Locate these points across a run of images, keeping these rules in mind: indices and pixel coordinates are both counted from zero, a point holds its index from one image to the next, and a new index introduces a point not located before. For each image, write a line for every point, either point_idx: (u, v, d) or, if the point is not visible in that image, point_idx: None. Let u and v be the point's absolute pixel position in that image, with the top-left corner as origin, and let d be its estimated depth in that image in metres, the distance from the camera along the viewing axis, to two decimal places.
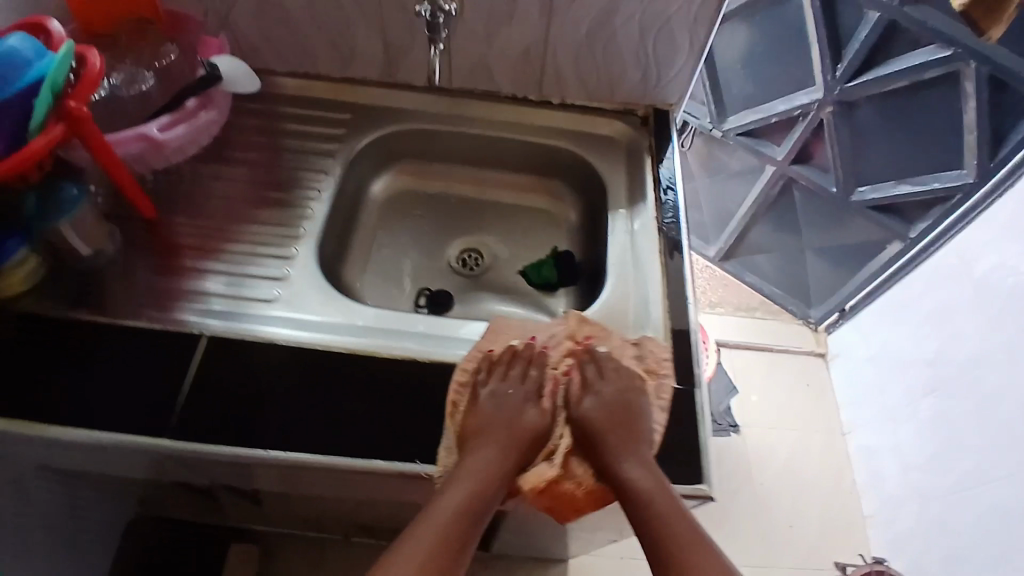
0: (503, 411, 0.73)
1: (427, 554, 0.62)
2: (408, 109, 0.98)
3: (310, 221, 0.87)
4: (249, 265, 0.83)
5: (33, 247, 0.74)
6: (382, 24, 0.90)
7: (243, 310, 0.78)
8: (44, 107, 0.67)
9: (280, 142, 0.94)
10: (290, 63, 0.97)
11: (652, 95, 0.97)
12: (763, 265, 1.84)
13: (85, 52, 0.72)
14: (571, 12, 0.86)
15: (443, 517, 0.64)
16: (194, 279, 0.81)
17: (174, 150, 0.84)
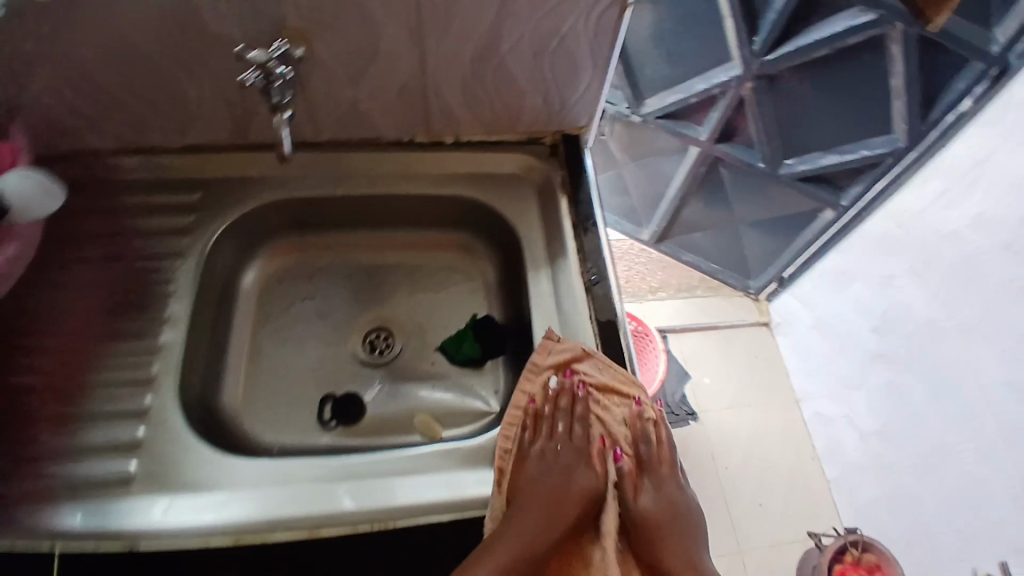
0: (551, 486, 0.67)
1: None
2: (272, 178, 0.81)
3: (165, 357, 0.68)
4: (96, 430, 0.64)
5: None
6: (215, 81, 0.71)
7: (85, 501, 0.58)
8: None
9: (119, 249, 0.75)
10: (111, 138, 0.77)
11: (558, 120, 0.83)
12: (698, 243, 1.78)
13: None
14: (449, 40, 0.70)
15: None
16: (22, 462, 0.61)
17: None
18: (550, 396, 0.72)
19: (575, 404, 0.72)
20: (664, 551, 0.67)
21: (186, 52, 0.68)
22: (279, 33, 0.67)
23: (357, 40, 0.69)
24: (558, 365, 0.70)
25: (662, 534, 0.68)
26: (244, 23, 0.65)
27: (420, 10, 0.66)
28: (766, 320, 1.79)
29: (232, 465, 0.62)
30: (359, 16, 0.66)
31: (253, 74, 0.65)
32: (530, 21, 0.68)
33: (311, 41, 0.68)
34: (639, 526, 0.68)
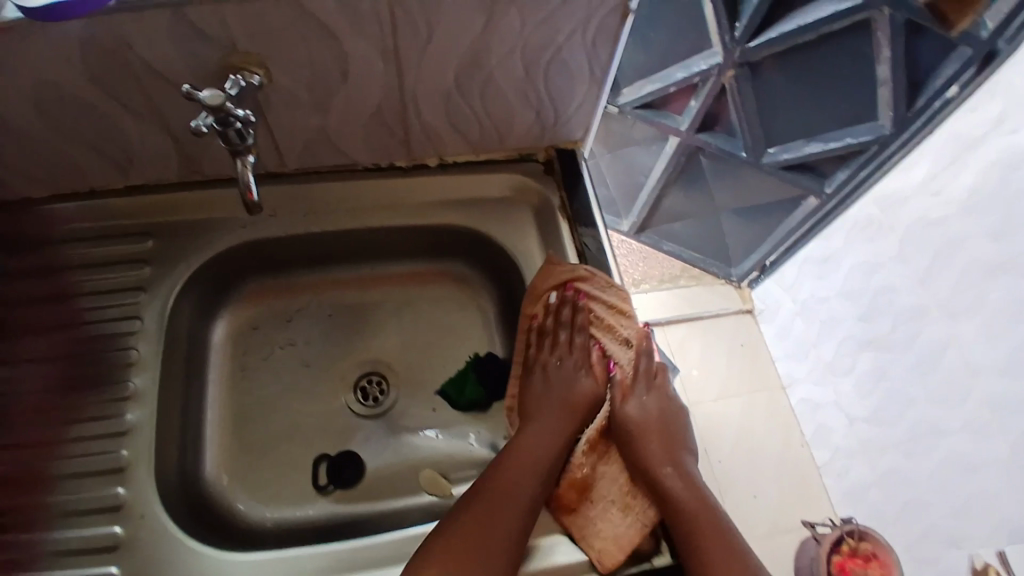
0: (551, 400, 0.69)
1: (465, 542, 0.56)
2: (234, 219, 0.72)
3: (133, 442, 0.62)
4: (62, 530, 0.59)
5: None
6: (160, 114, 0.62)
7: None
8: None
9: (72, 315, 0.68)
10: (44, 181, 0.68)
11: (550, 135, 0.75)
12: (680, 234, 1.74)
13: None
14: (430, 60, 0.62)
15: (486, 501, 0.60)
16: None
17: None
18: (547, 306, 0.72)
19: (580, 317, 0.72)
20: (651, 455, 0.65)
21: (119, 84, 0.58)
22: (231, 59, 0.58)
23: (323, 64, 0.60)
24: (559, 286, 0.70)
25: (649, 439, 0.66)
26: (187, 50, 0.56)
27: (395, 28, 0.57)
28: (750, 308, 1.79)
29: (217, 567, 0.56)
30: (324, 37, 0.57)
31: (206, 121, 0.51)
32: (522, 34, 0.61)
33: (269, 66, 0.59)
34: (629, 432, 0.66)
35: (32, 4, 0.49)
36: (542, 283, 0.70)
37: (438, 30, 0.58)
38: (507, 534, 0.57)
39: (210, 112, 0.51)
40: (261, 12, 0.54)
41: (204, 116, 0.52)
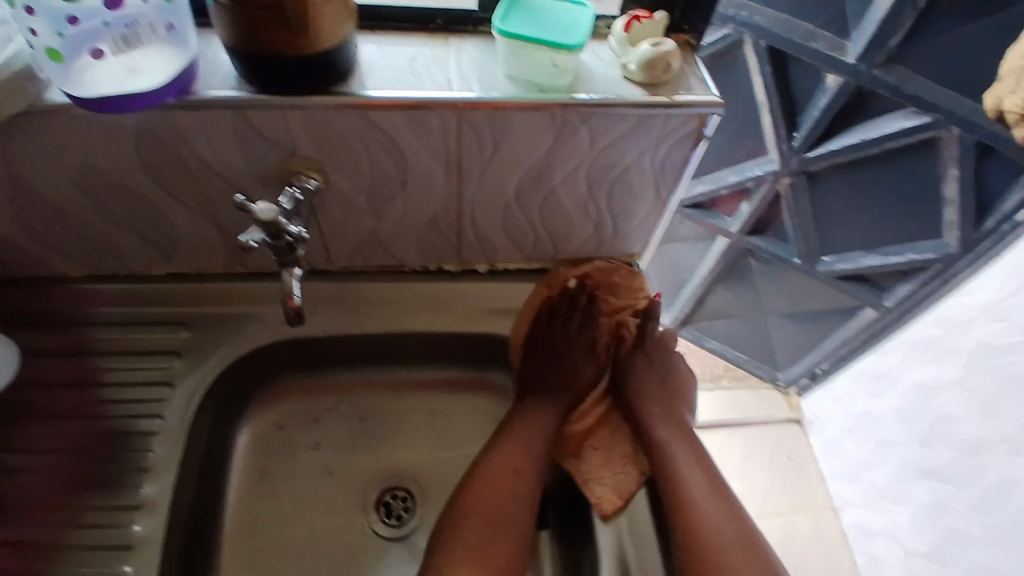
0: (564, 373, 0.75)
1: (482, 503, 0.63)
2: (270, 318, 0.69)
3: (139, 562, 0.59)
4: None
5: None
6: (212, 209, 0.60)
7: None
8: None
9: (91, 406, 0.65)
10: (89, 265, 0.66)
11: (608, 249, 0.71)
12: (722, 329, 1.68)
13: None
14: (493, 174, 0.59)
15: (497, 463, 0.66)
16: None
17: None
18: (564, 292, 0.74)
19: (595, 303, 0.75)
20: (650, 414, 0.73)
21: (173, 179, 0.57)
22: (289, 164, 0.56)
23: (383, 171, 0.58)
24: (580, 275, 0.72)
25: (646, 405, 0.74)
26: (248, 154, 0.55)
27: (461, 142, 0.56)
28: (797, 416, 1.68)
29: None
30: (387, 145, 0.55)
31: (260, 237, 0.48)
32: (591, 152, 0.58)
33: (327, 171, 0.57)
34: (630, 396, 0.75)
35: (80, 93, 0.47)
36: (565, 271, 0.72)
37: (504, 145, 0.56)
38: (518, 507, 0.64)
39: (263, 228, 0.48)
40: (327, 120, 0.52)
41: (254, 230, 0.49)
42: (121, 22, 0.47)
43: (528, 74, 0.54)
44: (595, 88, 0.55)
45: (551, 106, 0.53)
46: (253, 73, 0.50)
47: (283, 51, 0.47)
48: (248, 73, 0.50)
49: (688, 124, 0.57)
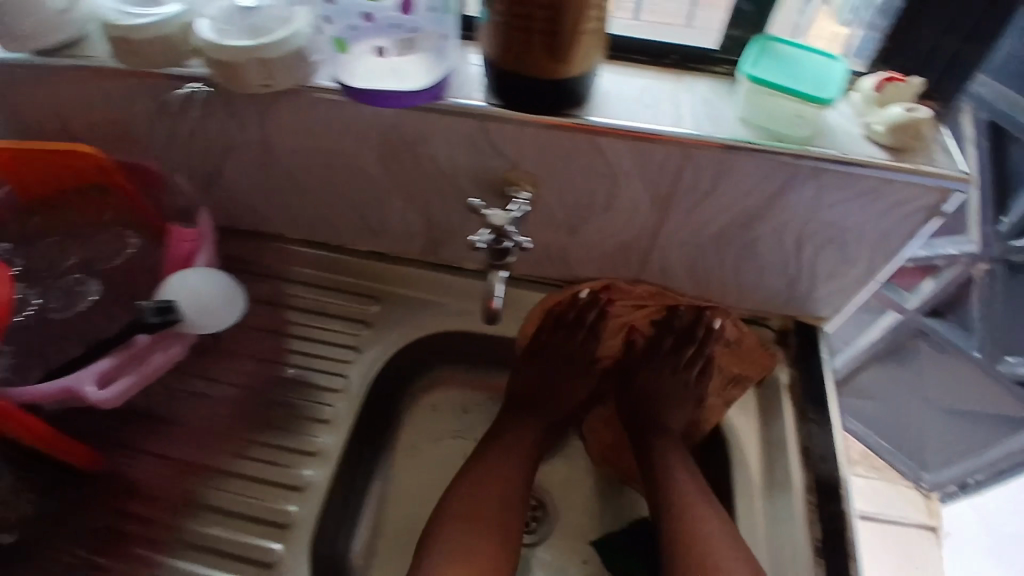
0: (562, 389, 0.74)
1: (465, 510, 0.64)
2: (451, 309, 0.74)
3: (304, 500, 0.65)
4: (207, 569, 0.62)
5: None
6: (425, 197, 0.64)
7: None
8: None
9: (285, 353, 0.73)
10: (304, 229, 0.73)
11: (796, 305, 0.69)
12: (864, 415, 1.40)
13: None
14: (701, 213, 0.59)
15: (483, 475, 0.67)
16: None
17: (112, 400, 0.55)
18: (570, 295, 0.71)
19: (604, 319, 0.72)
20: (665, 425, 0.71)
21: (400, 171, 0.62)
22: (508, 174, 0.59)
23: (593, 194, 0.59)
24: (595, 287, 0.69)
25: (665, 421, 0.71)
26: (474, 155, 0.58)
27: (681, 178, 0.56)
28: (935, 524, 1.46)
29: None
30: (606, 171, 0.57)
31: (486, 238, 0.52)
32: (813, 207, 0.57)
33: (539, 186, 0.60)
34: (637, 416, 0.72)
35: (356, 85, 0.51)
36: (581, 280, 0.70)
37: (724, 185, 0.56)
38: (507, 510, 0.65)
39: (494, 231, 0.52)
40: (558, 140, 0.55)
41: (483, 232, 0.53)
42: (410, 27, 0.52)
43: (764, 121, 0.54)
44: (833, 143, 0.54)
45: (783, 155, 0.53)
46: (504, 88, 0.53)
47: (544, 74, 0.50)
48: (500, 88, 0.53)
49: (926, 196, 0.54)
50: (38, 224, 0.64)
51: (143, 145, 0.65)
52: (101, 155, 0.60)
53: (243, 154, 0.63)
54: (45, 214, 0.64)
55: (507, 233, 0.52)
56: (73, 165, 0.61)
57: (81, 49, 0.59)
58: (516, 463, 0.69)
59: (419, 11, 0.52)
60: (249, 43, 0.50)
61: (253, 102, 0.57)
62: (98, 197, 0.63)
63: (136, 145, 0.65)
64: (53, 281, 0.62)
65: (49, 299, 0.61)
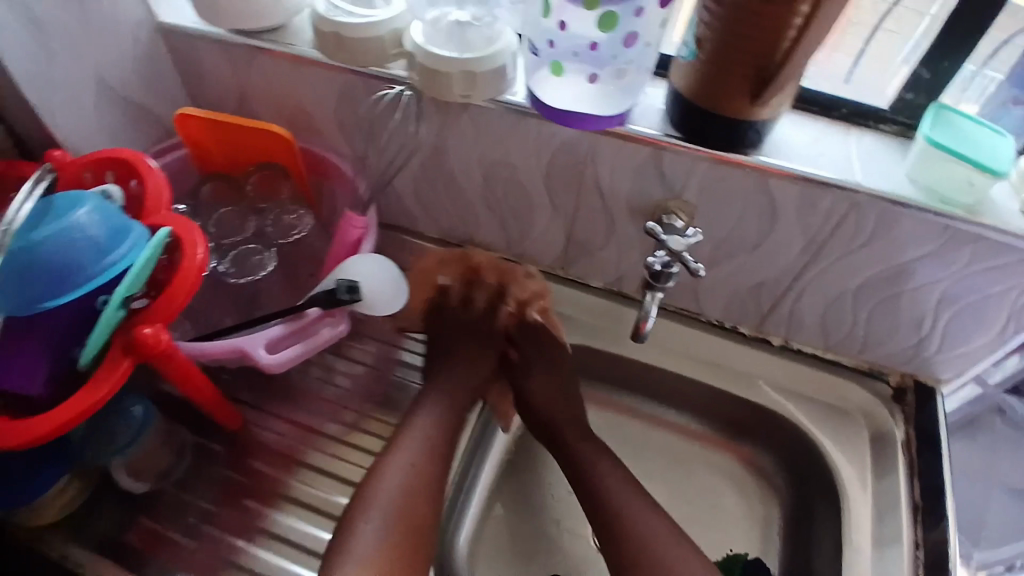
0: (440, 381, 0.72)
1: (393, 505, 0.58)
2: (579, 319, 0.77)
3: None
4: (322, 532, 0.64)
5: (69, 476, 0.62)
6: (574, 214, 0.67)
7: None
8: (103, 332, 0.50)
9: (406, 342, 0.77)
10: (442, 228, 0.77)
11: (919, 364, 0.70)
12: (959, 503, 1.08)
13: (190, 242, 0.53)
14: (849, 263, 0.62)
15: (405, 464, 0.61)
16: (263, 538, 0.63)
17: (274, 361, 0.58)
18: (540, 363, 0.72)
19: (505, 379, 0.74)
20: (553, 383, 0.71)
21: (558, 186, 0.65)
22: (667, 202, 0.62)
23: (746, 229, 0.62)
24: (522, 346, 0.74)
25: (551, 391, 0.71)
26: (635, 183, 0.61)
27: (838, 228, 0.58)
28: None
29: None
30: (765, 211, 0.59)
31: (662, 259, 0.57)
32: (961, 272, 0.58)
33: (694, 217, 0.62)
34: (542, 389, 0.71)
35: (554, 104, 0.54)
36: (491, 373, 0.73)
37: (880, 238, 0.58)
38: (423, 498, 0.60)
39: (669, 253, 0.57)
40: (726, 176, 0.57)
41: (658, 254, 0.58)
42: (626, 60, 0.51)
43: (929, 183, 0.55)
44: (994, 214, 0.55)
45: (945, 218, 0.54)
46: (686, 124, 0.55)
47: (732, 114, 0.52)
48: (683, 122, 0.55)
49: None
50: (212, 193, 0.69)
51: (315, 133, 0.70)
52: (289, 138, 0.64)
53: (412, 151, 0.67)
54: (220, 184, 0.69)
55: (684, 258, 0.56)
56: (259, 143, 0.65)
57: (281, 36, 0.63)
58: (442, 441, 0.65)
59: (637, 46, 0.50)
60: (455, 55, 0.55)
61: (440, 108, 0.61)
62: (271, 174, 0.67)
63: (310, 132, 0.70)
64: (230, 247, 0.68)
65: (227, 264, 0.67)
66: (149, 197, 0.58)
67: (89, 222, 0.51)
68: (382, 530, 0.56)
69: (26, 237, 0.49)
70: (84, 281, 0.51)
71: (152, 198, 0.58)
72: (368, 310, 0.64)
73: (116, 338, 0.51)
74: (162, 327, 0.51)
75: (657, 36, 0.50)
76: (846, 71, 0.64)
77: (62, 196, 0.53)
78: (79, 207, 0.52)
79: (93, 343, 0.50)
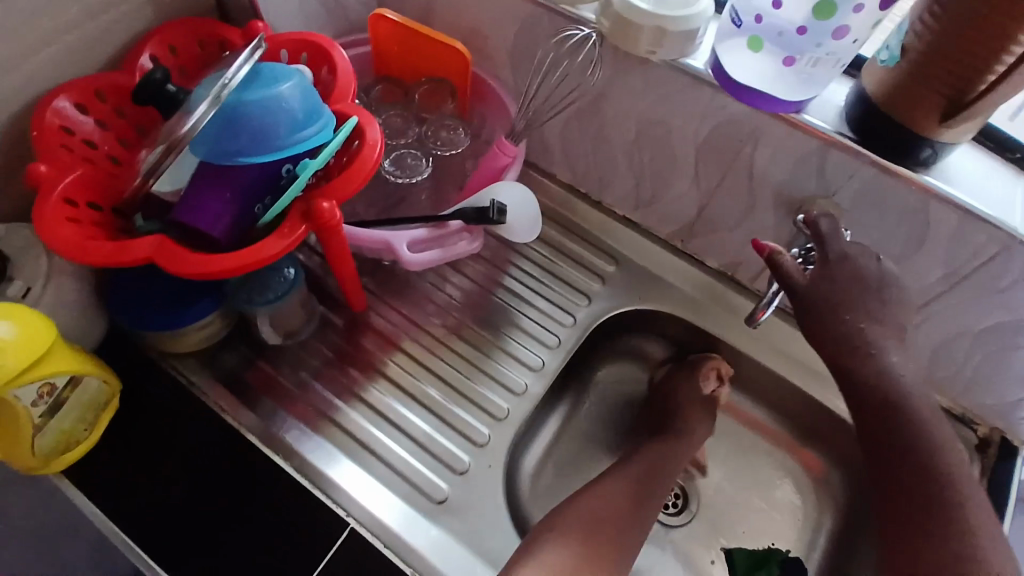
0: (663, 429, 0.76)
1: (586, 526, 0.62)
2: (682, 293, 0.79)
3: (514, 404, 0.73)
4: (415, 419, 0.71)
5: (219, 314, 0.70)
6: (715, 190, 0.69)
7: (390, 485, 0.66)
8: (292, 195, 0.56)
9: (516, 271, 0.81)
10: (577, 175, 0.80)
11: (1013, 422, 0.70)
12: None
13: (371, 133, 0.58)
14: (983, 303, 0.61)
15: (604, 498, 0.66)
16: (363, 411, 0.71)
17: (417, 259, 0.63)
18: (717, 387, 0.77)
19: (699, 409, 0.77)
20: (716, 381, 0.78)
21: (710, 160, 0.66)
22: (815, 199, 0.63)
23: (888, 244, 0.62)
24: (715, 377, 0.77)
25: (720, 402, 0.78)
26: (790, 173, 0.62)
27: (984, 266, 0.58)
28: None
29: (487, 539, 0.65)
30: (914, 231, 0.59)
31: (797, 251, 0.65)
32: None
33: (838, 221, 0.63)
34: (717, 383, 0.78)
35: (743, 80, 0.56)
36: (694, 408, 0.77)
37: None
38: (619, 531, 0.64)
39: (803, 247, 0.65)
40: (886, 189, 0.57)
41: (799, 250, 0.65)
42: (828, 51, 0.52)
43: None
44: None
45: None
46: (864, 126, 0.55)
47: (915, 128, 0.52)
48: (861, 123, 0.56)
49: None
50: (381, 94, 0.74)
51: (486, 56, 0.73)
52: (467, 57, 0.68)
53: (575, 97, 0.70)
54: (389, 87, 0.74)
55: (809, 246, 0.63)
56: (437, 57, 0.69)
57: None
58: (642, 480, 0.69)
59: (844, 39, 0.51)
60: (652, 10, 0.55)
61: (619, 59, 0.63)
62: (440, 88, 0.72)
63: (483, 58, 0.73)
64: (392, 148, 0.74)
65: (391, 164, 0.73)
66: (338, 84, 0.63)
67: (290, 95, 0.56)
68: (571, 545, 0.60)
69: (238, 97, 0.55)
70: (281, 147, 0.57)
71: (340, 87, 0.63)
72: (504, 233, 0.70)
73: (295, 205, 0.57)
74: (337, 205, 0.56)
75: (867, 30, 0.50)
76: (1010, 107, 0.62)
77: (268, 67, 0.58)
78: (285, 81, 0.57)
79: (282, 203, 0.57)
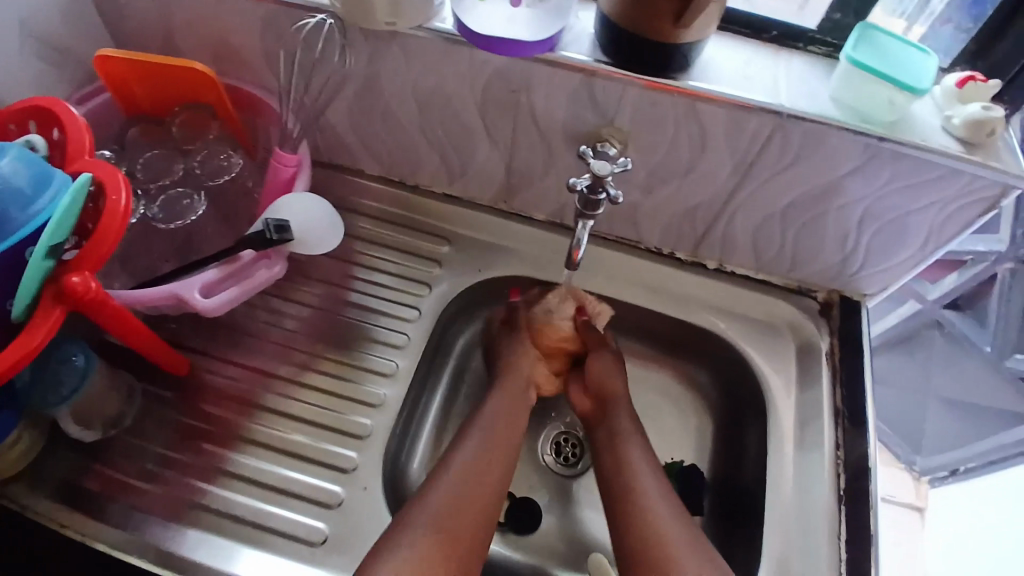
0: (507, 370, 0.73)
1: (443, 513, 0.58)
2: (522, 253, 0.78)
3: (380, 415, 0.70)
4: (279, 467, 0.66)
5: (20, 427, 0.62)
6: (513, 144, 0.67)
7: (264, 542, 0.62)
8: (34, 281, 0.49)
9: (354, 281, 0.77)
10: (384, 164, 0.76)
11: (845, 280, 0.74)
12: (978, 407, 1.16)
13: (116, 186, 0.52)
14: (780, 181, 0.63)
15: (456, 474, 0.61)
16: (219, 475, 0.65)
17: (213, 304, 0.58)
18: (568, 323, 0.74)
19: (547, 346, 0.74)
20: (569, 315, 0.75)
21: (496, 117, 0.64)
22: (600, 129, 0.62)
23: (678, 154, 0.63)
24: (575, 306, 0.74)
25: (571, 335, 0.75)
26: (569, 110, 0.61)
27: (764, 149, 0.60)
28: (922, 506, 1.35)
29: None
30: (696, 135, 0.60)
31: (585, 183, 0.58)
32: (877, 191, 0.62)
33: (628, 144, 0.63)
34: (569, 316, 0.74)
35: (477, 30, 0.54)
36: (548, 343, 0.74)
37: (806, 157, 0.60)
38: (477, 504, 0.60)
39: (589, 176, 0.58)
40: (656, 102, 0.58)
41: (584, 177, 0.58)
42: None
43: (853, 104, 0.57)
44: (914, 134, 0.57)
45: (868, 136, 0.56)
46: (616, 48, 0.55)
47: (656, 36, 0.52)
48: (611, 45, 0.55)
49: (990, 190, 0.58)
50: (139, 134, 0.67)
51: (244, 67, 0.67)
52: (213, 75, 0.62)
53: (346, 85, 0.65)
54: (147, 125, 0.67)
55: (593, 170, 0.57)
56: (181, 80, 0.63)
57: None
58: (499, 434, 0.66)
59: None
60: None
61: (368, 37, 0.59)
62: (199, 113, 0.65)
63: (240, 69, 0.67)
64: (159, 190, 0.67)
65: (159, 209, 0.65)
66: (71, 143, 0.55)
67: (9, 171, 0.49)
68: (423, 537, 0.56)
69: None
70: (11, 234, 0.49)
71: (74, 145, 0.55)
72: (311, 249, 0.65)
73: (46, 289, 0.51)
74: (90, 275, 0.51)
75: None
76: None
77: None
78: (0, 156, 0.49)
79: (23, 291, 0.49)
